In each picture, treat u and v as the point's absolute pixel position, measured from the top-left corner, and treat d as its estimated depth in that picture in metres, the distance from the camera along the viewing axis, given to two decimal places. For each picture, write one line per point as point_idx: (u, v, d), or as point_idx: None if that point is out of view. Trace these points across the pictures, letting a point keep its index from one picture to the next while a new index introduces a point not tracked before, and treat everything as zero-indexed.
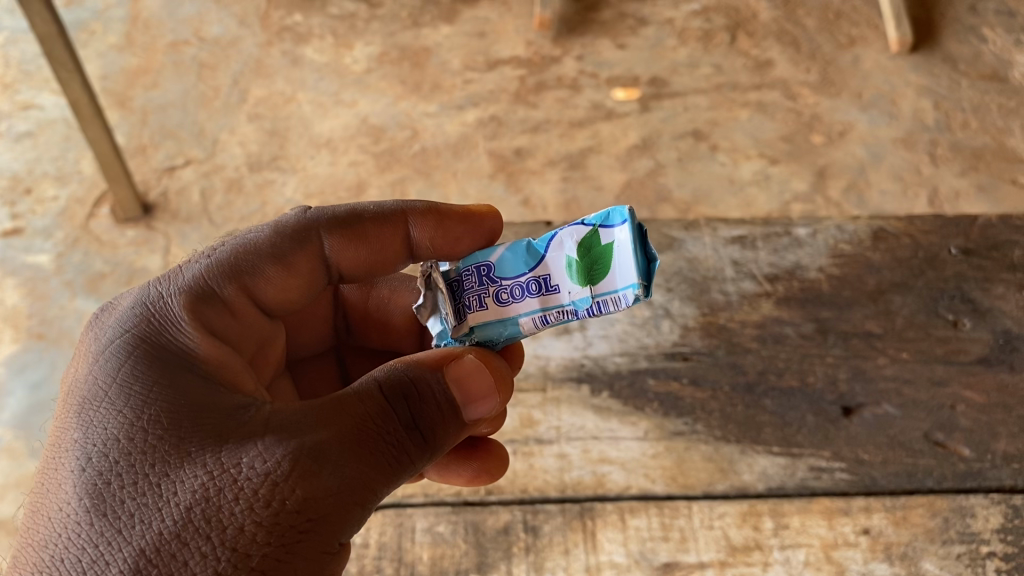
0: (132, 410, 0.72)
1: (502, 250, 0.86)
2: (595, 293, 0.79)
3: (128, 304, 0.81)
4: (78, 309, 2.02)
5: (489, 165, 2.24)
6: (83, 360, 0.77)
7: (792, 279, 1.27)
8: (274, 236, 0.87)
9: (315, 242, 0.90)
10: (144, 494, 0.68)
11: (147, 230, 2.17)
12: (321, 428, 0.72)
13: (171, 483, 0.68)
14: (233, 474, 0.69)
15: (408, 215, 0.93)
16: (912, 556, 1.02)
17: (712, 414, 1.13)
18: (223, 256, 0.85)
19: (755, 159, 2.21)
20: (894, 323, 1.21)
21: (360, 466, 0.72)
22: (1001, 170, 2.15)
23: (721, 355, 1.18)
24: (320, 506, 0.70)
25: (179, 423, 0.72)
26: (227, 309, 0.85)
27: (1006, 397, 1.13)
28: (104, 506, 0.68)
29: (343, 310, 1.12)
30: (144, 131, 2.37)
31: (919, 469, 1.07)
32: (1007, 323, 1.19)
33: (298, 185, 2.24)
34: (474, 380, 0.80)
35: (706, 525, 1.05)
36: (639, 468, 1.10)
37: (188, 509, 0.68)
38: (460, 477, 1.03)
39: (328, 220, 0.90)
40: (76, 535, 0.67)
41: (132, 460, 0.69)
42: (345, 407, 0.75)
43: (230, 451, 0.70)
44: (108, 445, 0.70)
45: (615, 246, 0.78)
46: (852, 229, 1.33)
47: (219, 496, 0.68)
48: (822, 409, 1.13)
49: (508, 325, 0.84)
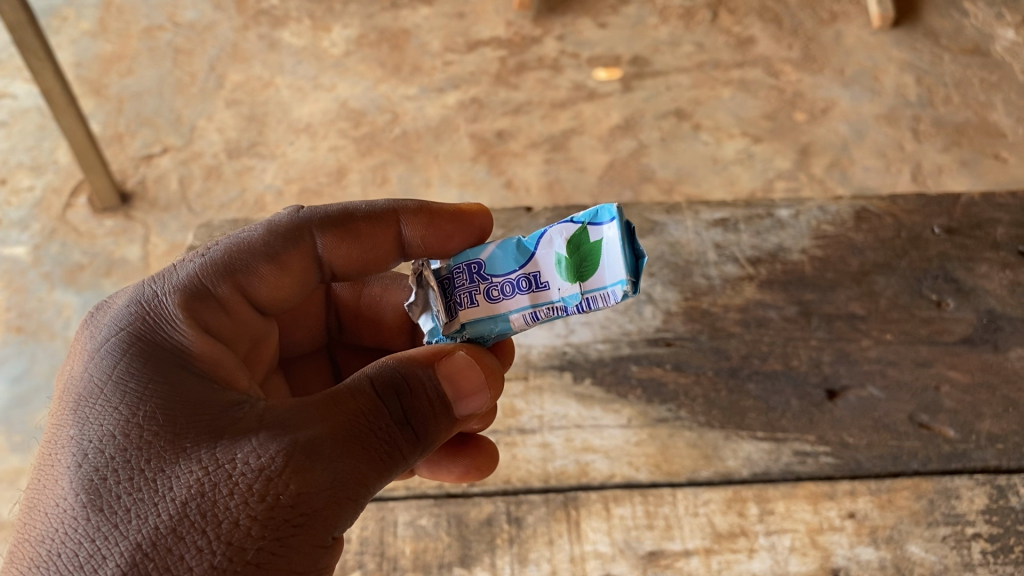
0: (128, 407, 0.69)
1: (492, 248, 0.84)
2: (584, 289, 0.77)
3: (123, 302, 0.79)
4: (57, 301, 2.00)
5: (472, 148, 2.22)
6: (79, 358, 0.75)
7: (774, 262, 1.15)
8: (266, 235, 0.85)
9: (307, 241, 0.87)
10: (138, 489, 0.65)
11: (125, 219, 2.14)
12: (311, 423, 0.70)
13: (167, 478, 0.66)
14: (227, 469, 0.67)
15: (393, 215, 0.91)
16: (898, 540, 0.93)
17: (695, 399, 1.04)
18: (216, 254, 0.83)
19: (738, 137, 2.19)
20: (877, 304, 1.10)
21: (351, 461, 0.70)
22: (983, 145, 2.15)
23: (705, 340, 1.08)
24: (314, 500, 0.67)
25: (175, 420, 0.69)
26: (221, 306, 0.83)
27: (991, 376, 1.04)
28: (101, 501, 0.65)
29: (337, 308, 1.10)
30: (120, 119, 2.33)
31: (904, 451, 0.99)
32: (990, 302, 1.10)
33: (278, 171, 2.21)
34: (466, 376, 0.79)
35: (691, 512, 0.96)
36: (623, 456, 1.00)
37: (183, 503, 0.65)
38: (449, 474, 0.99)
39: (319, 218, 0.88)
40: (69, 531, 0.64)
41: (127, 456, 0.67)
42: (336, 404, 0.73)
43: (224, 446, 0.68)
44: (101, 442, 0.68)
45: (603, 243, 0.76)
46: (835, 209, 1.22)
47: (214, 491, 0.66)
48: (806, 392, 1.03)
49: (499, 322, 0.82)
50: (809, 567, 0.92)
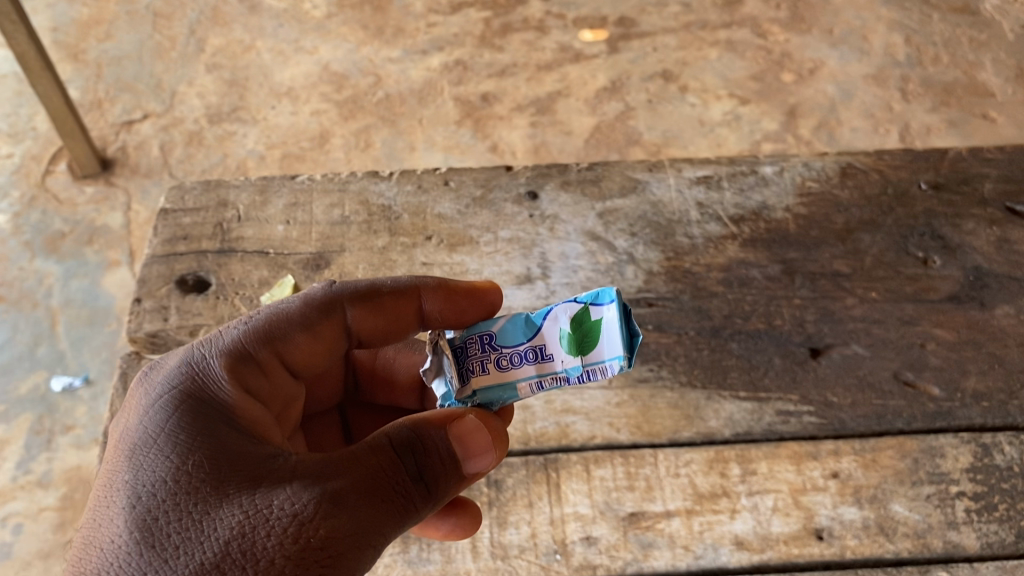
0: (179, 455, 0.68)
1: (502, 321, 0.81)
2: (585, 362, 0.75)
3: (171, 361, 0.76)
4: (39, 270, 2.01)
5: (456, 111, 2.18)
6: (130, 412, 0.73)
7: (758, 220, 1.12)
8: (302, 305, 0.81)
9: (341, 311, 0.82)
10: (186, 530, 0.64)
11: (106, 185, 2.12)
12: (341, 474, 0.68)
13: (212, 520, 0.64)
14: (266, 514, 0.64)
15: (418, 292, 0.85)
16: (882, 499, 0.92)
17: (677, 359, 1.01)
18: (257, 322, 0.79)
19: (725, 99, 2.16)
20: (863, 262, 1.08)
21: (376, 511, 0.67)
22: (972, 105, 2.12)
23: (687, 301, 1.05)
24: (344, 546, 0.65)
25: (221, 467, 0.67)
26: (259, 371, 0.78)
27: (977, 334, 1.03)
28: (150, 538, 0.63)
29: (312, 276, 1.08)
30: (99, 84, 2.28)
31: (888, 411, 0.98)
32: (977, 259, 1.09)
33: (260, 136, 2.17)
34: (473, 437, 0.73)
35: (672, 473, 0.94)
36: (604, 417, 0.98)
37: (227, 543, 0.63)
38: (434, 530, 0.89)
39: (350, 291, 0.83)
40: (117, 569, 0.62)
41: (176, 499, 0.65)
42: (362, 458, 0.69)
43: (264, 493, 0.66)
44: (151, 486, 0.66)
45: (603, 322, 0.75)
46: (820, 165, 1.18)
47: (255, 532, 0.63)
48: (789, 351, 1.02)
49: (508, 391, 0.78)
50: (793, 528, 0.91)
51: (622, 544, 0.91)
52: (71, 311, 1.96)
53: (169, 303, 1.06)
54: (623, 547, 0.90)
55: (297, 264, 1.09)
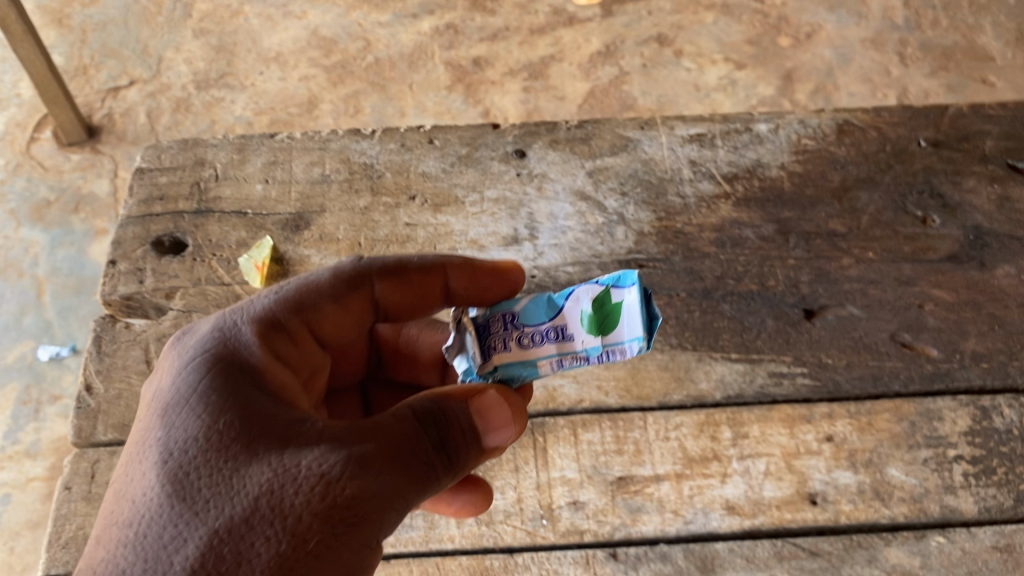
0: (211, 412, 0.65)
1: (525, 302, 0.77)
2: (605, 341, 0.71)
3: (205, 325, 0.74)
4: (24, 238, 1.98)
5: (447, 75, 2.14)
6: (165, 372, 0.70)
7: (751, 178, 1.09)
8: (332, 276, 0.81)
9: (369, 283, 0.83)
10: (216, 486, 0.61)
11: (93, 153, 2.09)
12: (369, 437, 0.64)
13: (241, 477, 0.61)
14: (293, 471, 0.61)
15: (440, 269, 0.84)
16: (877, 463, 0.90)
17: (667, 322, 0.98)
18: (288, 291, 0.78)
19: (720, 63, 2.12)
20: (859, 221, 1.05)
21: (400, 475, 0.64)
22: (971, 69, 2.08)
23: (678, 262, 1.02)
24: (369, 507, 0.61)
25: (251, 425, 0.64)
26: (291, 339, 0.77)
27: (976, 295, 1.00)
28: (181, 493, 0.61)
29: (291, 238, 1.05)
30: (84, 50, 2.23)
31: (885, 372, 0.95)
32: (977, 218, 1.05)
33: (248, 102, 2.13)
34: (494, 412, 0.70)
35: (662, 437, 0.92)
36: (592, 380, 0.95)
37: (255, 499, 0.60)
38: (445, 506, 0.84)
39: (378, 265, 0.83)
40: (149, 525, 0.60)
41: (207, 456, 0.62)
42: (384, 424, 0.66)
43: (292, 452, 0.62)
44: (183, 445, 0.63)
45: (625, 305, 0.71)
46: (817, 123, 1.14)
47: (281, 489, 0.60)
48: (782, 312, 0.98)
49: (528, 369, 0.73)
50: (786, 492, 0.88)
51: (609, 509, 0.88)
52: (58, 280, 1.93)
53: (144, 265, 1.03)
54: (611, 512, 0.88)
55: (276, 225, 1.06)
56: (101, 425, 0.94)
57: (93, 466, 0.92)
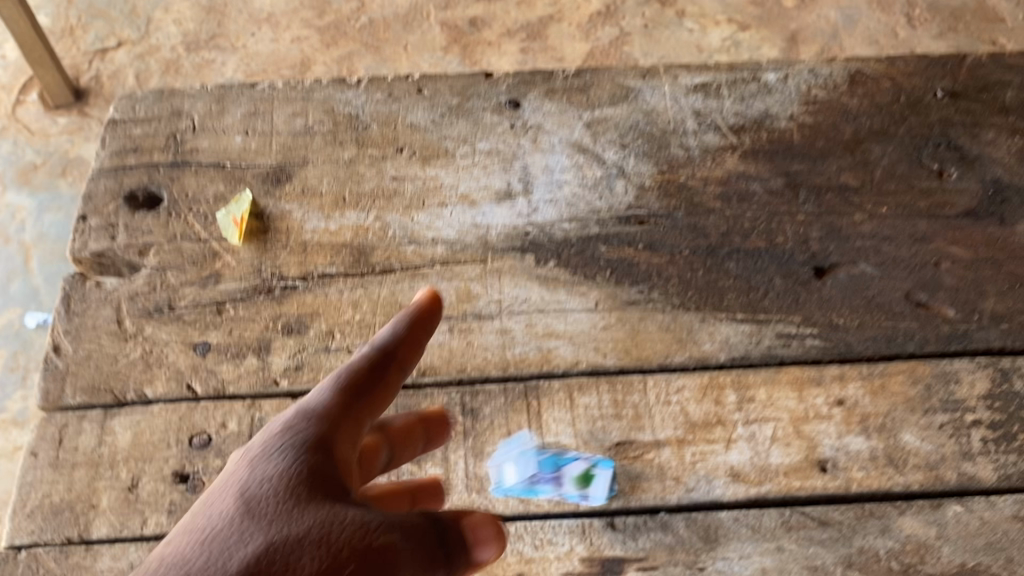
0: (299, 448, 0.55)
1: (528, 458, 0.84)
2: (577, 491, 0.81)
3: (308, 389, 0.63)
4: (11, 204, 1.93)
5: (442, 36, 2.07)
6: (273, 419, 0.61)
7: (760, 130, 1.03)
8: (361, 367, 0.61)
9: (397, 363, 0.63)
10: (275, 517, 0.50)
11: (80, 116, 2.03)
12: (426, 524, 0.52)
13: (302, 512, 0.50)
14: (355, 520, 0.50)
15: (440, 308, 0.67)
16: (891, 428, 0.85)
17: (669, 281, 0.93)
18: (368, 362, 0.62)
19: (724, 24, 2.05)
20: (872, 175, 0.99)
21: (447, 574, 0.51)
22: (981, 31, 2.02)
23: (681, 218, 0.96)
24: None
25: (332, 473, 0.54)
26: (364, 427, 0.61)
27: (995, 252, 0.95)
28: (243, 513, 0.51)
29: (271, 191, 0.99)
30: (70, 10, 2.16)
31: (898, 333, 0.90)
32: (997, 172, 1.00)
33: (239, 65, 2.06)
34: (428, 499, 0.70)
35: (663, 401, 0.87)
36: (589, 342, 0.90)
37: (307, 534, 0.49)
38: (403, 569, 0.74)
39: (384, 346, 0.63)
40: (196, 535, 0.49)
41: (281, 489, 0.52)
42: (446, 529, 0.53)
43: (360, 508, 0.52)
44: (257, 483, 0.53)
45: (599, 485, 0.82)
46: (828, 72, 1.07)
47: (339, 535, 0.49)
48: (791, 271, 0.93)
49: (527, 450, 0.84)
50: (794, 459, 0.83)
51: None
52: (45, 247, 1.89)
53: (117, 220, 0.98)
54: (609, 480, 0.83)
55: (255, 179, 1.00)
56: (70, 388, 0.89)
57: (60, 431, 0.87)
